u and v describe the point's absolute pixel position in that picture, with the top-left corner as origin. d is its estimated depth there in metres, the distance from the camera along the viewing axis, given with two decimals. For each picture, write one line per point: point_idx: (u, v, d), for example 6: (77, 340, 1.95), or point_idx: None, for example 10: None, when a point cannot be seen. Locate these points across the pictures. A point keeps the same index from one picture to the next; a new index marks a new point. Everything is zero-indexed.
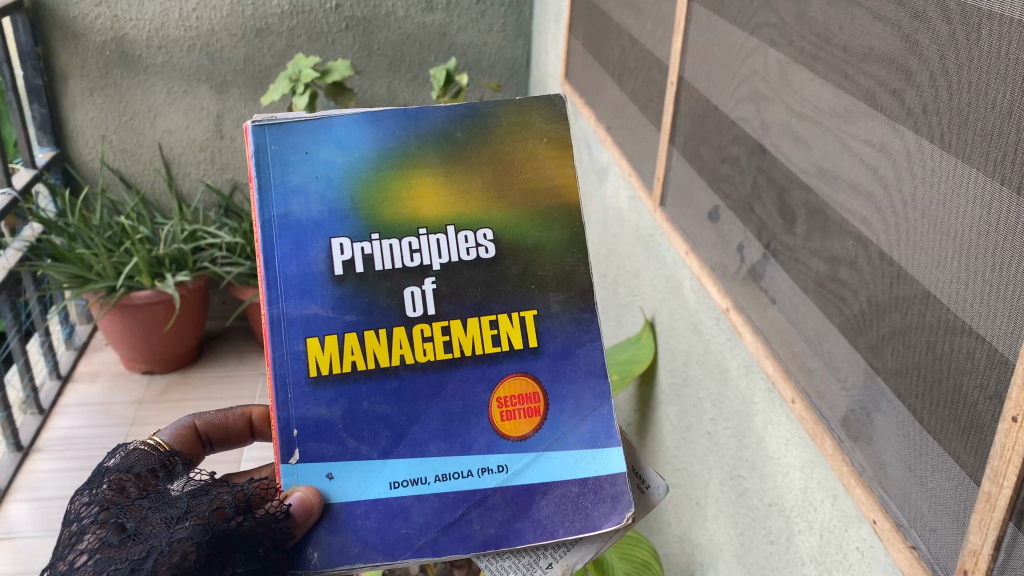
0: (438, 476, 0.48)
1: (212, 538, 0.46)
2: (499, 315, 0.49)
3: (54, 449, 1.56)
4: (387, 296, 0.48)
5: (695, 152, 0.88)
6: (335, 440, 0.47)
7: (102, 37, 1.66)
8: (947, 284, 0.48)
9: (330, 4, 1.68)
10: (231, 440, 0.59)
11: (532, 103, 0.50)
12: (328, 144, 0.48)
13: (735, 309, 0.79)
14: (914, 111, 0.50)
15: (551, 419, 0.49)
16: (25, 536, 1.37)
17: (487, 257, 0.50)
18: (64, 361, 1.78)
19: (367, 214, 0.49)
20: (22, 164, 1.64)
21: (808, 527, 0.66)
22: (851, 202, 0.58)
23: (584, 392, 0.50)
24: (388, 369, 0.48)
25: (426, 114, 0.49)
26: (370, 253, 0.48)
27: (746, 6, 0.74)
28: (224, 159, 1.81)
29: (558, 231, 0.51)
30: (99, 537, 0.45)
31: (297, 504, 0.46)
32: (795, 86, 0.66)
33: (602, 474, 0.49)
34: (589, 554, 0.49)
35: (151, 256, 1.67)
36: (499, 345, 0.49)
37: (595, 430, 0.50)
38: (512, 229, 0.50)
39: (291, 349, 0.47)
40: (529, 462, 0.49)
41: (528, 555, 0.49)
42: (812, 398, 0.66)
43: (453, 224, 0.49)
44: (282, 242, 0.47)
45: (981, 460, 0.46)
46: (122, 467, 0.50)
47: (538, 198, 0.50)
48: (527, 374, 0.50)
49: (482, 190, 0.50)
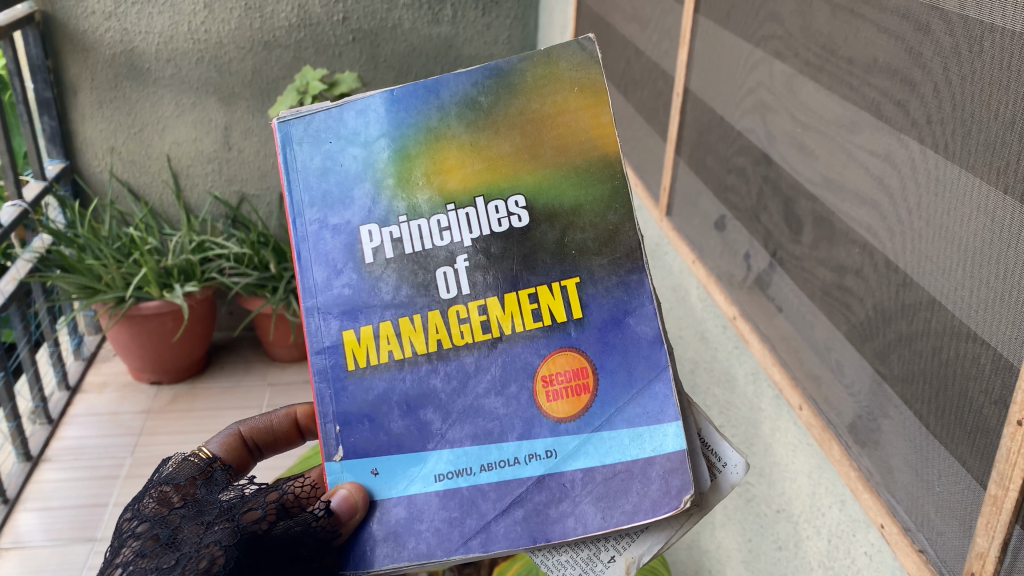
0: (484, 466, 0.44)
1: (241, 540, 0.45)
2: (538, 286, 0.44)
3: (62, 459, 1.57)
4: (419, 276, 0.45)
5: (701, 162, 0.89)
6: (378, 433, 0.45)
7: (111, 50, 1.69)
8: (951, 290, 0.49)
9: (337, 17, 1.70)
10: (281, 443, 0.58)
11: (561, 48, 0.43)
12: (349, 130, 0.45)
13: (741, 318, 0.80)
14: (918, 121, 0.51)
15: (602, 395, 0.43)
16: (36, 545, 1.38)
17: (518, 226, 0.44)
18: (73, 372, 1.80)
19: (394, 196, 0.45)
20: (33, 175, 1.67)
21: (816, 532, 0.66)
22: (856, 211, 0.59)
23: (637, 361, 0.43)
24: (425, 355, 0.45)
25: (448, 83, 0.44)
26: (398, 236, 0.45)
27: (752, 19, 0.75)
28: (232, 171, 1.83)
29: (597, 187, 0.44)
30: (135, 549, 0.45)
31: (340, 501, 0.44)
32: (801, 97, 0.67)
33: (651, 455, 0.42)
34: (656, 545, 0.43)
35: (160, 267, 1.68)
36: (541, 320, 0.44)
37: (645, 410, 0.43)
38: (547, 191, 0.44)
39: (328, 341, 0.45)
40: (578, 446, 0.43)
41: (586, 548, 0.44)
42: (819, 405, 0.67)
43: (481, 195, 0.44)
44: (314, 237, 0.45)
45: (987, 464, 0.47)
46: (164, 480, 0.49)
47: (571, 152, 0.44)
48: (570, 347, 0.44)
49: (511, 156, 0.44)
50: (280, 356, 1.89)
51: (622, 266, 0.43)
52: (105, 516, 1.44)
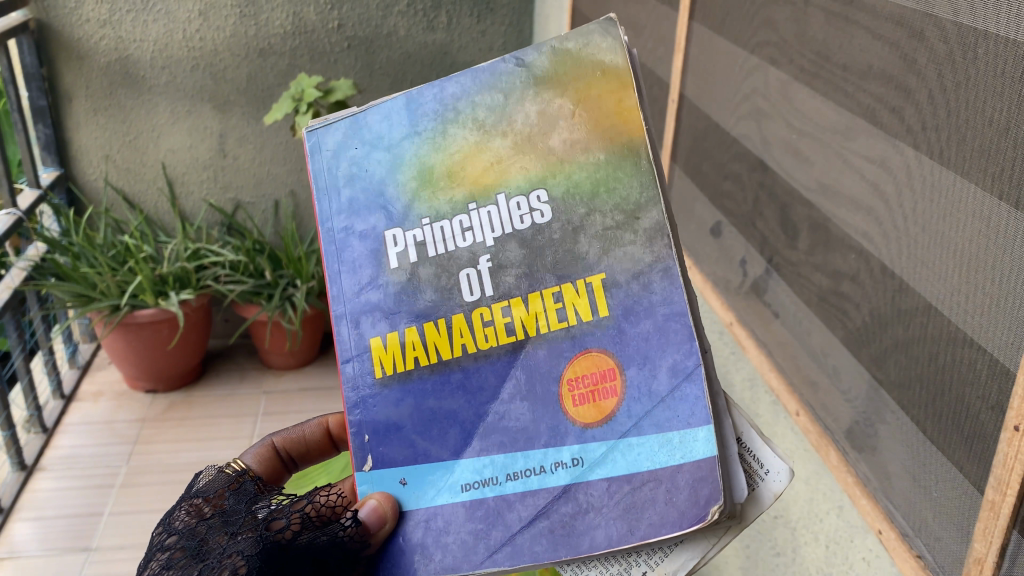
0: (510, 474, 0.38)
1: (264, 549, 0.41)
2: (561, 285, 0.37)
3: (57, 468, 1.57)
4: (442, 279, 0.39)
5: (697, 168, 0.89)
6: (403, 441, 0.40)
7: (106, 58, 1.69)
8: (948, 296, 0.49)
9: (332, 25, 1.71)
10: (315, 454, 0.55)
11: (582, 33, 0.37)
12: (371, 137, 0.40)
13: (738, 324, 0.80)
14: (913, 127, 0.51)
15: (629, 405, 0.36)
16: (31, 555, 1.37)
17: (542, 223, 0.38)
18: (68, 380, 1.79)
19: (418, 201, 0.40)
20: (27, 184, 1.67)
21: (814, 538, 0.66)
22: (852, 217, 0.59)
23: (662, 361, 0.36)
24: (450, 361, 0.39)
25: (467, 75, 0.38)
26: (422, 239, 0.40)
27: (747, 25, 0.75)
28: (226, 178, 1.83)
29: (623, 179, 0.36)
30: (162, 561, 0.42)
31: (368, 512, 0.39)
32: (796, 103, 0.67)
33: (682, 463, 0.35)
34: (692, 561, 0.35)
35: (155, 274, 1.68)
36: (565, 321, 0.37)
37: (675, 413, 0.35)
38: (575, 184, 0.37)
39: (353, 347, 0.40)
40: (605, 455, 0.36)
41: (616, 562, 0.37)
42: (817, 410, 0.67)
43: (504, 191, 0.38)
44: (338, 250, 0.40)
45: (985, 470, 0.47)
46: (194, 496, 0.45)
47: (599, 142, 0.37)
48: (594, 347, 0.37)
49: (540, 149, 0.38)
50: (275, 364, 1.89)
51: (649, 252, 0.36)
52: (100, 526, 1.44)
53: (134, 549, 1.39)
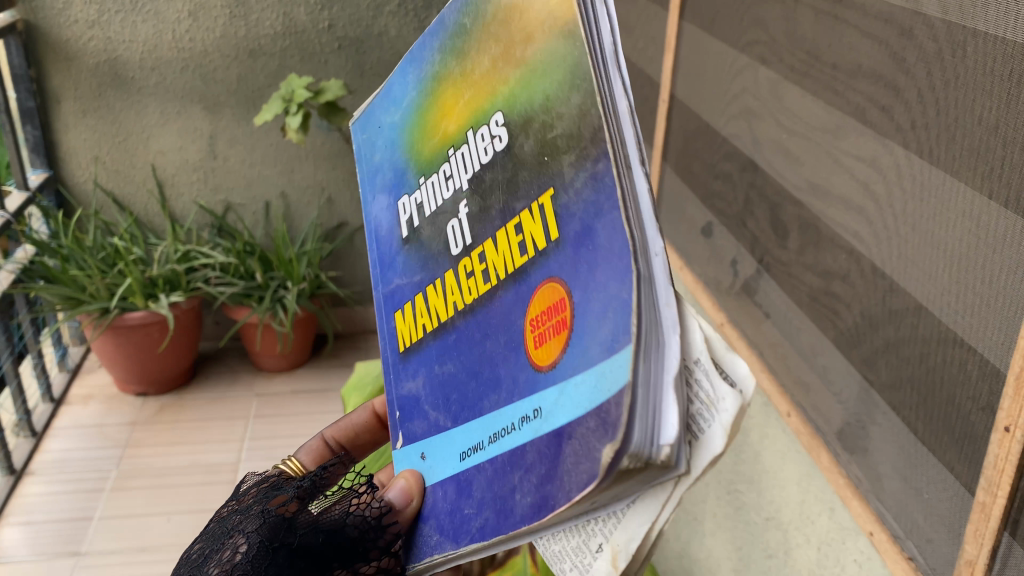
0: (491, 436, 0.34)
1: (266, 524, 0.41)
2: (522, 214, 0.33)
3: (46, 472, 1.56)
4: (436, 236, 0.39)
5: (688, 168, 0.89)
6: (421, 415, 0.39)
7: (95, 59, 1.67)
8: (938, 296, 0.49)
9: (323, 25, 1.70)
10: (368, 442, 0.54)
11: None
12: (385, 104, 0.43)
13: (729, 324, 0.79)
14: (903, 126, 0.51)
15: (578, 331, 0.29)
16: (19, 561, 1.36)
17: (499, 149, 0.35)
18: (58, 384, 1.78)
19: (416, 161, 0.40)
20: (16, 186, 1.66)
21: (806, 540, 0.65)
22: (842, 216, 0.59)
23: (606, 278, 0.28)
24: (447, 323, 0.38)
25: (440, 23, 0.38)
26: (421, 200, 0.40)
27: (737, 24, 0.75)
28: (217, 180, 1.82)
29: (558, 71, 0.30)
30: (197, 550, 0.44)
31: (398, 492, 0.39)
32: (786, 102, 0.67)
33: (612, 392, 0.27)
34: (642, 527, 0.29)
35: (145, 277, 1.67)
36: (525, 254, 0.33)
37: (611, 333, 0.27)
38: (520, 97, 0.33)
39: (388, 327, 0.42)
40: (558, 398, 0.30)
41: (575, 534, 0.31)
42: (808, 412, 0.66)
43: (470, 129, 0.36)
44: (371, 226, 0.44)
45: (975, 471, 0.46)
46: (232, 497, 0.47)
47: (537, 43, 0.32)
48: (551, 278, 0.31)
49: (496, 70, 0.34)
50: (267, 366, 1.88)
51: (589, 150, 0.29)
52: (91, 530, 1.43)
53: (126, 554, 1.38)
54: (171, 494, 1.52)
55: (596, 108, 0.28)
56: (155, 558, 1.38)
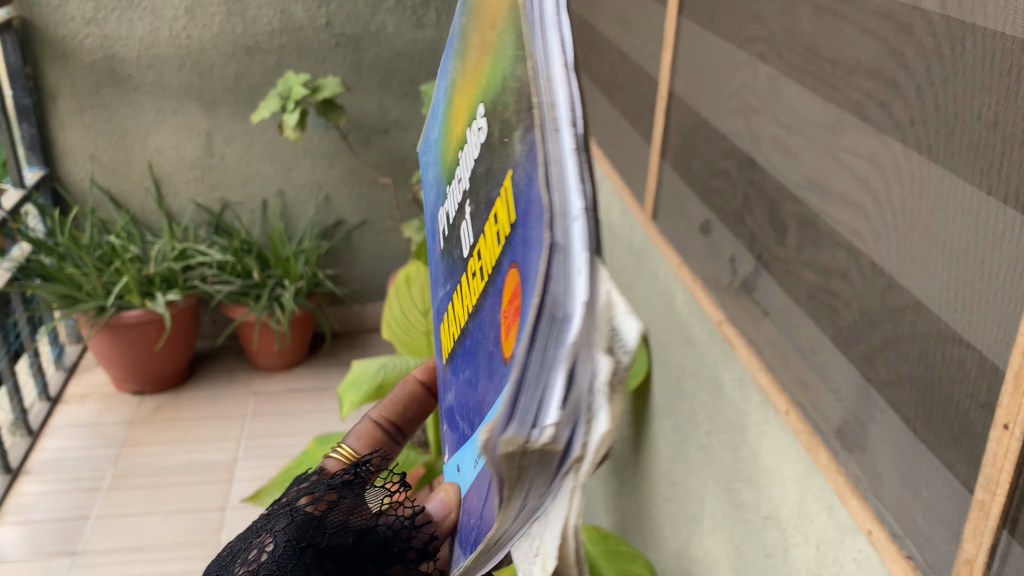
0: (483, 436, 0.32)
1: (295, 523, 0.43)
2: (500, 202, 0.32)
3: (42, 471, 1.55)
4: (456, 242, 0.39)
5: (686, 165, 0.89)
6: (455, 425, 0.39)
7: (91, 57, 1.69)
8: (936, 293, 0.49)
9: (320, 22, 1.73)
10: (419, 414, 0.50)
11: None
12: (431, 129, 0.45)
13: (728, 322, 0.79)
14: (902, 122, 0.51)
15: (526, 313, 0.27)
16: (15, 560, 1.36)
17: (483, 139, 0.34)
18: (54, 383, 1.78)
19: (445, 173, 0.41)
20: (11, 184, 1.68)
21: (805, 539, 0.65)
22: (840, 213, 0.59)
23: (536, 253, 0.26)
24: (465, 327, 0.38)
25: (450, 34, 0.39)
26: (448, 210, 0.41)
27: (735, 21, 0.75)
28: (214, 177, 1.85)
29: (507, 45, 0.29)
30: (236, 547, 0.46)
31: (438, 505, 0.43)
32: (785, 98, 0.66)
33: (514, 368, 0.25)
34: (560, 521, 0.28)
35: (142, 275, 1.68)
36: (502, 244, 0.31)
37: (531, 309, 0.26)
38: (490, 84, 0.32)
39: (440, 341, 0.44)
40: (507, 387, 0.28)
41: (524, 535, 0.30)
42: (807, 410, 0.66)
43: (469, 128, 0.36)
44: (430, 247, 0.46)
45: (975, 469, 0.46)
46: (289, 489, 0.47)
47: (496, 25, 0.31)
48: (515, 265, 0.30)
49: (480, 64, 0.34)
50: (264, 365, 1.88)
51: (530, 122, 0.27)
52: (88, 528, 1.43)
53: (122, 552, 1.38)
54: (168, 493, 1.52)
55: (532, 76, 0.26)
56: (152, 557, 1.38)
